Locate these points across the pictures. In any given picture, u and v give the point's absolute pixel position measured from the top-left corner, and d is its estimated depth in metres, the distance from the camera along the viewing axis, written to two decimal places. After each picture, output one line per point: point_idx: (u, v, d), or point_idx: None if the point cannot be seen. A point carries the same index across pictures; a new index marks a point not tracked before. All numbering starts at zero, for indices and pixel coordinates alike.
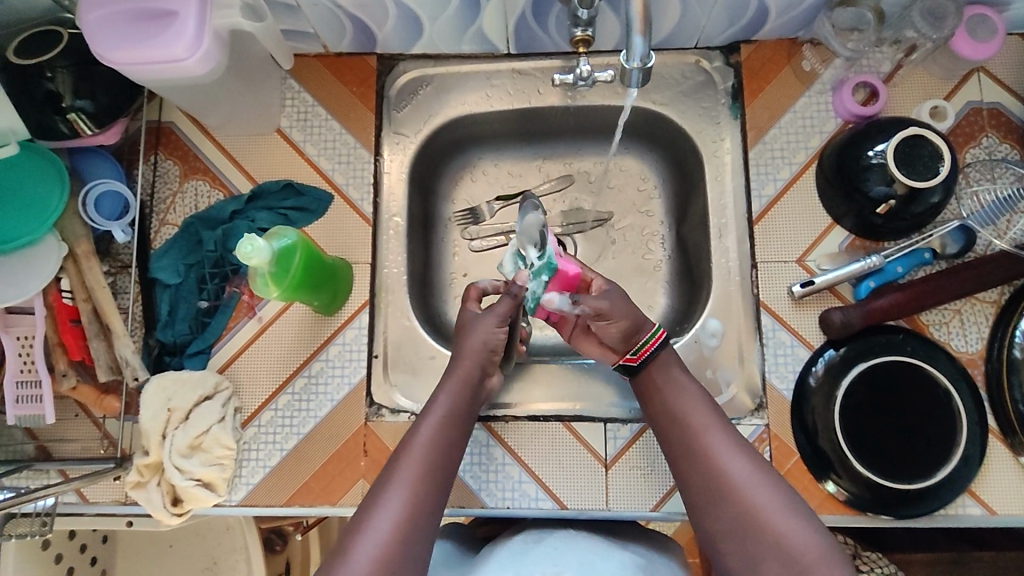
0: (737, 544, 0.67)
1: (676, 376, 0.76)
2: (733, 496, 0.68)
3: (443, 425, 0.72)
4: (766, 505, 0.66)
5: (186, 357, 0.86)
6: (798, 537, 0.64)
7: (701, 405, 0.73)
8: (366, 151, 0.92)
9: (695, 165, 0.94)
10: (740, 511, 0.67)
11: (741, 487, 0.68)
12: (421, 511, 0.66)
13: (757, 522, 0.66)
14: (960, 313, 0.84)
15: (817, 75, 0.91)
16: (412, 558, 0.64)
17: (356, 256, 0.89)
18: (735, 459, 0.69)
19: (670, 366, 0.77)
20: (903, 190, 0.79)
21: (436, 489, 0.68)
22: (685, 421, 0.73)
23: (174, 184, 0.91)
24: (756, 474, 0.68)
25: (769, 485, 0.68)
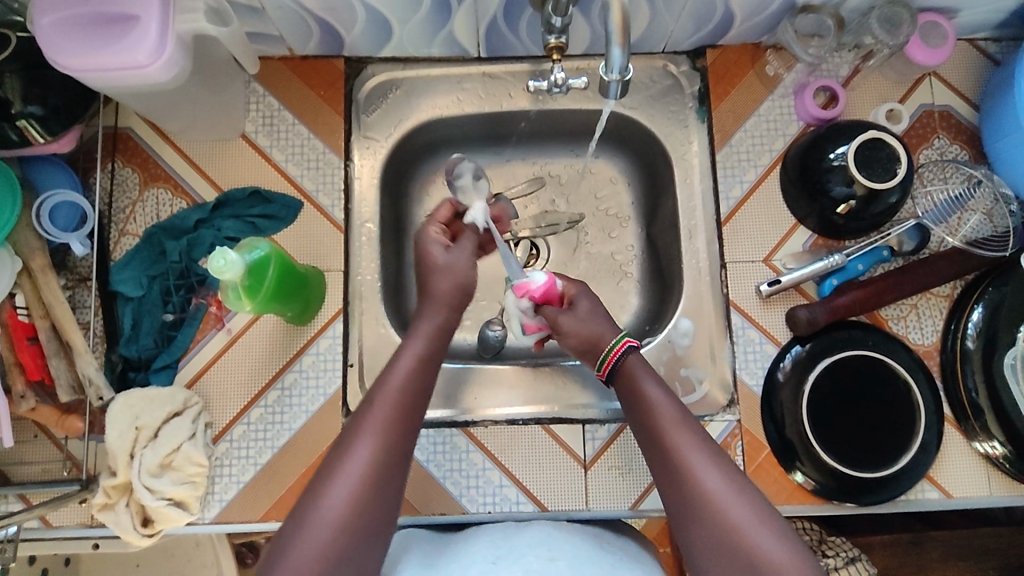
0: (714, 562, 0.62)
1: (651, 390, 0.71)
2: (712, 511, 0.63)
3: (397, 401, 0.67)
4: (742, 520, 0.62)
5: (152, 372, 0.83)
6: (773, 551, 0.61)
7: (679, 418, 0.68)
8: (336, 156, 0.91)
9: (664, 167, 0.96)
10: (718, 529, 0.62)
11: (716, 499, 0.63)
12: (372, 498, 0.62)
13: (733, 537, 0.62)
14: (917, 307, 0.88)
15: (780, 79, 0.94)
16: (361, 544, 0.61)
17: (328, 263, 0.88)
18: (710, 471, 0.65)
19: (644, 375, 0.73)
20: (863, 190, 0.82)
21: (387, 494, 0.63)
22: (660, 433, 0.68)
23: (133, 193, 0.88)
24: (730, 485, 0.64)
25: (746, 498, 0.64)
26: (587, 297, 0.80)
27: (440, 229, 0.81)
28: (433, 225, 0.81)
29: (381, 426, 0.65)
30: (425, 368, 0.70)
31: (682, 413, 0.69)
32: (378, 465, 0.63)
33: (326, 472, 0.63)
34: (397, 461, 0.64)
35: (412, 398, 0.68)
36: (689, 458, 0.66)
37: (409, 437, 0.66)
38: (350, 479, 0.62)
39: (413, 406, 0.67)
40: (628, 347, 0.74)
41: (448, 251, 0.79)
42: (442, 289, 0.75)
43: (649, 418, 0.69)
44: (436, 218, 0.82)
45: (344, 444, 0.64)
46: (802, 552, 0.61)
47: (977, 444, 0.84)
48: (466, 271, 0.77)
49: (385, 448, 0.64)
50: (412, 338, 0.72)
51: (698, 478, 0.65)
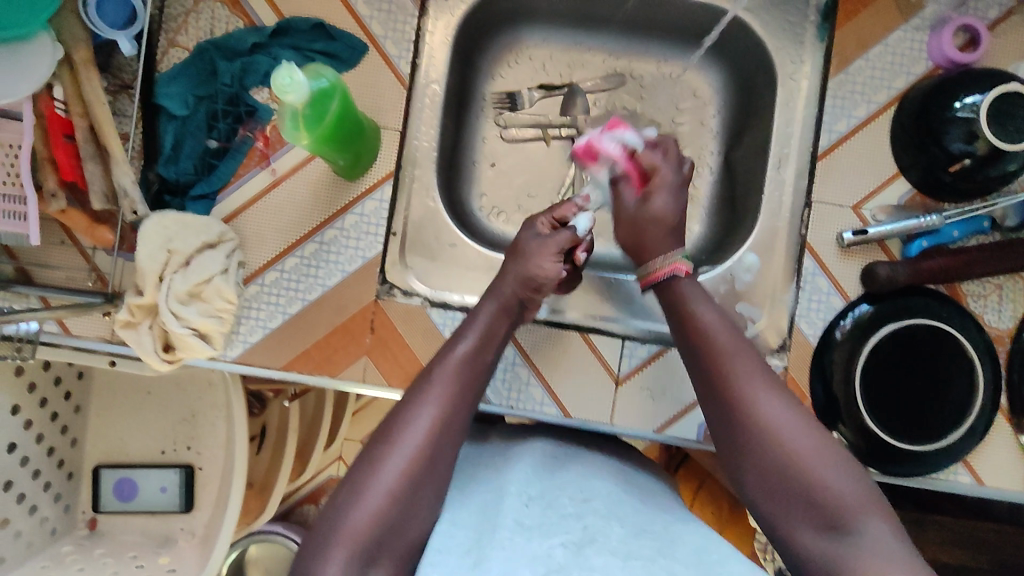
0: (773, 496, 0.57)
1: (703, 311, 0.67)
2: (772, 439, 0.58)
3: (455, 375, 0.65)
4: (803, 451, 0.57)
5: (188, 200, 0.78)
6: (835, 482, 0.56)
7: (736, 341, 0.64)
8: (412, 3, 0.82)
9: (765, 86, 0.86)
10: (779, 459, 0.57)
11: (769, 422, 0.59)
12: (424, 468, 0.59)
13: (793, 467, 0.57)
14: (1001, 289, 0.81)
15: (919, 8, 0.82)
16: (409, 508, 0.58)
17: (385, 120, 0.81)
18: (767, 398, 0.60)
19: (694, 295, 0.69)
20: (985, 149, 0.73)
21: (439, 466, 0.60)
22: (713, 359, 0.64)
23: (188, 2, 0.80)
24: (789, 411, 0.60)
25: (810, 429, 0.59)
26: (668, 195, 0.77)
27: (548, 224, 0.78)
28: (544, 219, 0.78)
29: (437, 392, 0.63)
30: (483, 346, 0.69)
31: (738, 337, 0.65)
32: (432, 431, 0.61)
33: (383, 437, 0.61)
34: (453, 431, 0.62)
35: (468, 375, 0.66)
36: (746, 386, 0.61)
37: (466, 408, 0.64)
38: (406, 446, 0.59)
39: (469, 386, 0.65)
40: (673, 273, 0.71)
41: (542, 239, 0.76)
42: (508, 279, 0.73)
43: (702, 343, 0.65)
44: (551, 213, 0.79)
45: (401, 408, 0.62)
46: (863, 484, 0.56)
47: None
48: (543, 270, 0.73)
49: (446, 411, 0.62)
50: (471, 322, 0.71)
51: (755, 406, 0.60)
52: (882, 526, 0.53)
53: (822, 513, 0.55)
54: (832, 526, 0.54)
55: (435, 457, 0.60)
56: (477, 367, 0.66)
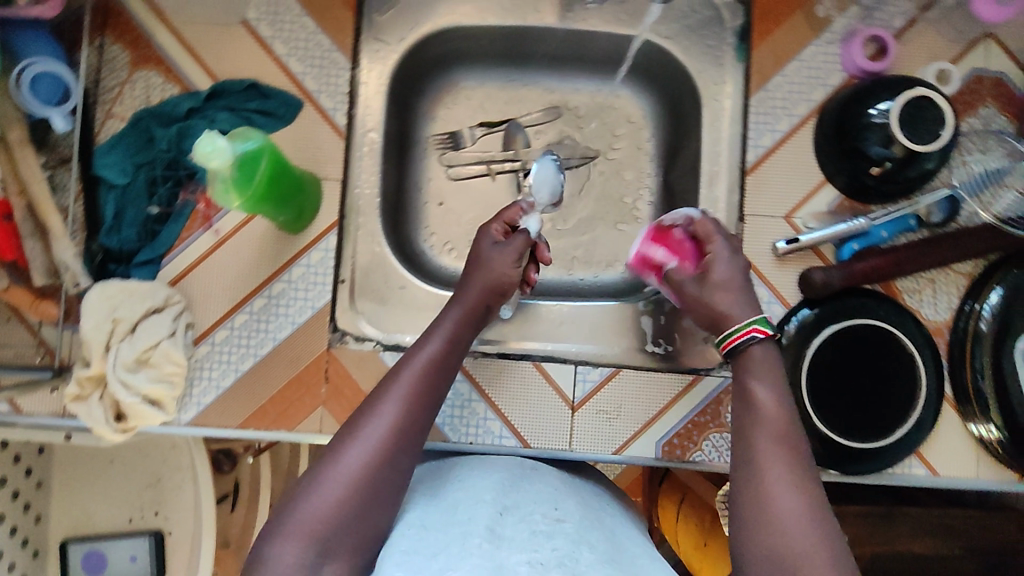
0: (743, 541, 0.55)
1: (758, 392, 0.61)
2: (776, 533, 0.53)
3: (422, 374, 0.66)
4: (805, 554, 0.52)
5: (133, 267, 0.79)
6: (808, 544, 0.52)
7: (779, 427, 0.58)
8: (343, 56, 0.84)
9: (692, 107, 0.90)
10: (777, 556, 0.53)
11: (779, 514, 0.54)
12: (385, 463, 0.61)
13: (773, 522, 0.54)
14: (934, 282, 0.84)
15: (830, 23, 0.85)
16: (366, 505, 0.59)
17: (326, 172, 0.83)
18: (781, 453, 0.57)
19: (757, 372, 0.62)
20: (902, 152, 0.77)
21: (400, 463, 0.62)
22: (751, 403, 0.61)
23: (122, 73, 0.82)
24: (806, 510, 0.54)
25: (822, 535, 0.53)
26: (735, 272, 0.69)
27: (502, 229, 0.79)
28: (498, 224, 0.79)
29: (400, 393, 0.64)
30: (452, 350, 0.70)
31: (786, 424, 0.59)
32: (396, 427, 0.62)
33: (345, 433, 0.62)
34: (415, 429, 0.64)
35: (435, 376, 0.67)
36: (762, 438, 0.58)
37: (429, 408, 0.66)
38: (368, 441, 0.61)
39: (435, 391, 0.66)
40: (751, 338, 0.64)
41: (499, 246, 0.77)
42: (473, 284, 0.75)
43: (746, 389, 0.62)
44: (501, 216, 0.79)
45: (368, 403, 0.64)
46: None
47: (972, 426, 0.83)
48: (508, 276, 0.76)
49: (407, 408, 0.63)
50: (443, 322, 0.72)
51: (772, 496, 0.55)
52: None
53: None
54: None
55: (393, 456, 0.61)
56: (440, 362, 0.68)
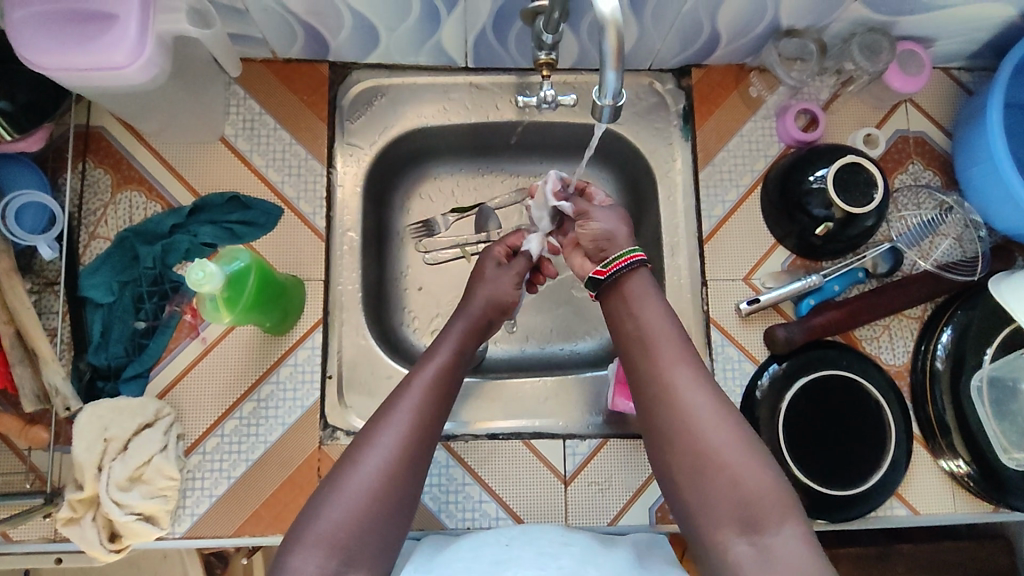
0: (690, 485, 0.65)
1: (647, 308, 0.74)
2: (692, 433, 0.66)
3: (430, 386, 0.74)
4: (722, 449, 0.65)
5: (121, 382, 0.80)
6: (751, 476, 0.63)
7: (671, 342, 0.71)
8: (318, 163, 0.89)
9: (648, 183, 0.96)
10: (698, 458, 0.65)
11: (692, 421, 0.67)
12: (403, 468, 0.67)
13: (714, 467, 0.64)
14: (889, 328, 0.90)
15: (763, 101, 0.94)
16: (389, 506, 0.66)
17: (308, 272, 0.86)
18: (695, 398, 0.68)
19: (641, 295, 0.75)
20: (841, 214, 0.83)
21: (416, 467, 0.69)
22: (652, 355, 0.71)
23: (105, 196, 0.85)
24: (715, 410, 0.67)
25: (731, 426, 0.66)
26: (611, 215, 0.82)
27: (504, 251, 0.90)
28: (501, 247, 0.90)
29: (411, 405, 0.71)
30: (456, 363, 0.78)
31: (678, 338, 0.72)
32: (409, 434, 0.69)
33: (358, 444, 0.69)
34: (423, 438, 0.70)
35: (441, 387, 0.75)
36: (675, 378, 0.69)
37: (438, 416, 0.73)
38: (385, 448, 0.68)
39: (441, 400, 0.74)
40: (640, 259, 0.77)
41: (501, 268, 0.88)
42: (476, 304, 0.84)
43: (641, 340, 0.73)
44: (505, 241, 0.90)
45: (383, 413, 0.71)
46: (776, 476, 0.64)
47: (943, 462, 0.87)
48: (506, 295, 0.86)
49: (416, 418, 0.71)
50: (444, 339, 0.80)
51: (685, 403, 0.68)
52: (790, 522, 0.61)
53: (742, 509, 0.62)
54: (747, 521, 0.62)
55: (407, 463, 0.68)
56: (444, 376, 0.75)
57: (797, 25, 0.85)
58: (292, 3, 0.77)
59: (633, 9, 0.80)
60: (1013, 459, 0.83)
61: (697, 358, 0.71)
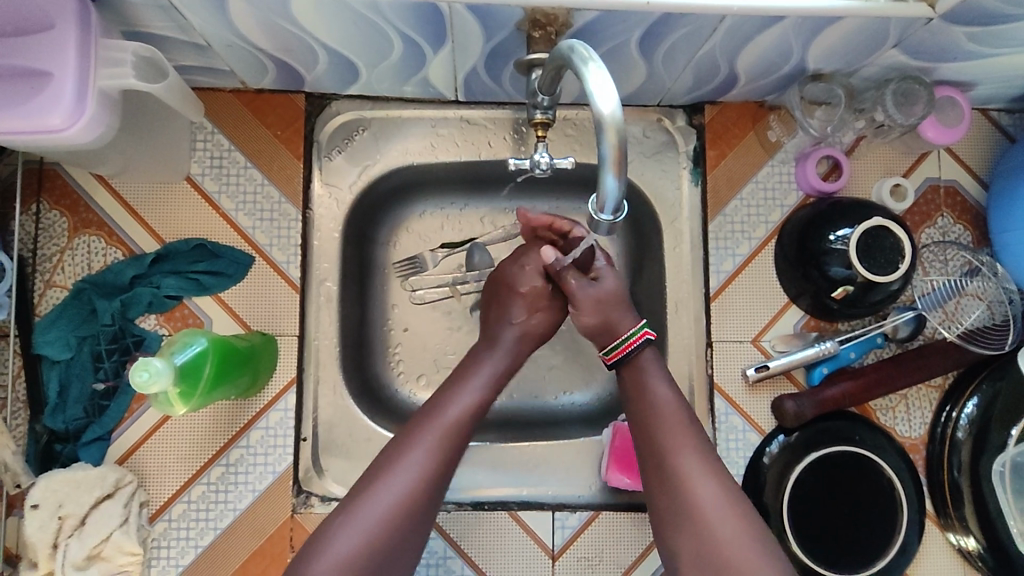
0: (691, 570, 0.62)
1: (656, 387, 0.70)
2: (698, 521, 0.62)
3: (454, 422, 0.68)
4: (728, 537, 0.61)
5: (81, 447, 0.75)
6: (756, 572, 0.59)
7: (681, 420, 0.68)
8: (293, 206, 0.82)
9: (652, 229, 0.89)
10: (702, 544, 0.62)
11: (698, 507, 0.63)
12: (411, 515, 0.63)
13: (717, 556, 0.61)
14: (907, 398, 0.84)
15: (782, 144, 0.86)
16: (390, 555, 0.62)
17: (281, 327, 0.80)
18: (702, 479, 0.64)
19: (652, 372, 0.71)
20: (862, 279, 0.76)
21: (424, 516, 0.64)
22: (660, 433, 0.67)
23: (61, 240, 0.78)
24: (721, 497, 0.63)
25: (735, 514, 0.63)
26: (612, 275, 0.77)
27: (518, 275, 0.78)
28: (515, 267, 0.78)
29: (431, 444, 0.66)
30: (487, 397, 0.72)
31: (686, 415, 0.69)
32: (424, 479, 0.64)
33: (371, 476, 0.64)
34: (435, 489, 0.65)
35: (468, 423, 0.69)
36: (680, 460, 0.65)
37: (456, 459, 0.68)
38: (396, 491, 0.63)
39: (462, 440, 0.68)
40: (643, 341, 0.72)
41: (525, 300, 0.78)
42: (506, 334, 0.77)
43: (647, 416, 0.69)
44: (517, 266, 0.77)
45: (399, 449, 0.66)
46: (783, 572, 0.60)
47: (951, 535, 0.82)
48: (540, 327, 0.78)
49: (441, 453, 0.66)
50: (476, 370, 0.74)
51: (689, 485, 0.64)
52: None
53: None
54: None
55: (417, 509, 0.63)
56: (478, 411, 0.70)
57: (824, 69, 0.77)
58: (260, 41, 0.69)
59: (642, 52, 0.72)
60: None
61: (705, 436, 0.68)
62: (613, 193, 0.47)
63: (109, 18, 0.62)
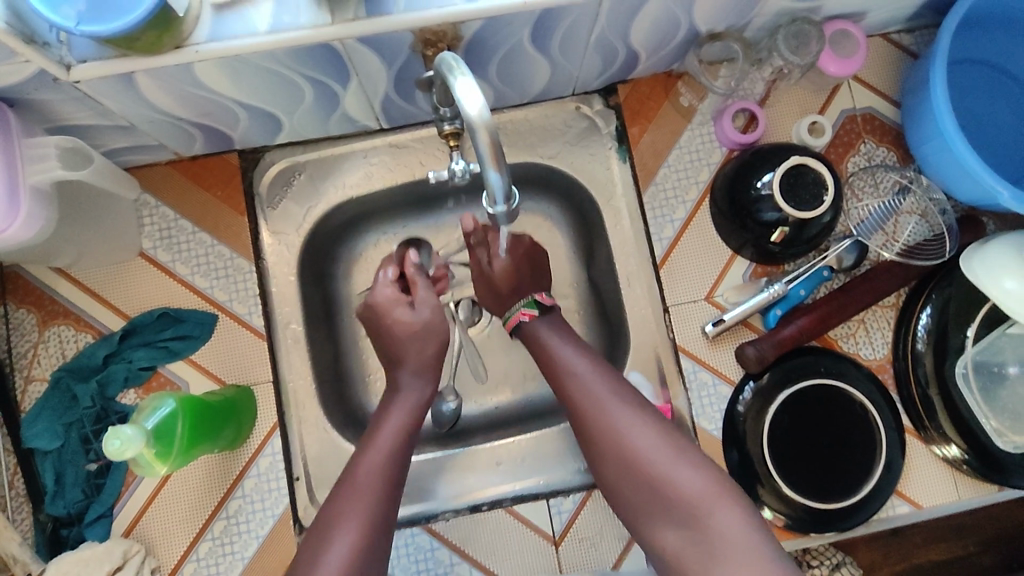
0: (630, 495, 0.66)
1: (553, 345, 0.75)
2: (616, 447, 0.67)
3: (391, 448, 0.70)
4: (647, 452, 0.66)
5: (86, 527, 0.78)
6: (681, 478, 0.64)
7: (581, 365, 0.72)
8: (244, 259, 0.85)
9: (593, 212, 0.92)
10: (626, 465, 0.66)
11: (614, 435, 0.67)
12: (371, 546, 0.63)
13: (641, 472, 0.65)
14: (865, 322, 0.86)
15: (697, 108, 0.89)
16: None
17: (254, 376, 0.83)
18: (610, 409, 0.69)
19: (547, 331, 0.76)
20: (793, 218, 0.78)
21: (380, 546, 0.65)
22: (565, 385, 0.72)
23: (33, 335, 0.82)
24: (630, 420, 0.68)
25: (647, 431, 0.67)
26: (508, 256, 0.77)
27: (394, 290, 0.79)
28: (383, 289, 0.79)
29: (370, 477, 0.67)
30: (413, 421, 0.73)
31: (586, 361, 0.73)
32: (369, 513, 0.65)
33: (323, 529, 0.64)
34: (384, 517, 0.66)
35: (401, 445, 0.71)
36: (587, 399, 0.70)
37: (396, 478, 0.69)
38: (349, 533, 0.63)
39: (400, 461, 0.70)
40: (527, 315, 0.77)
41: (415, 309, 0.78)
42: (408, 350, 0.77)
43: (555, 377, 0.73)
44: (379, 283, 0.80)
45: (339, 492, 0.67)
46: (707, 470, 0.64)
47: (936, 447, 0.83)
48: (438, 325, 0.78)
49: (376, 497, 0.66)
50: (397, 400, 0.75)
51: (600, 416, 0.69)
52: (729, 510, 0.61)
53: (676, 511, 0.63)
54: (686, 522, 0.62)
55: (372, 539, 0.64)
56: (402, 434, 0.72)
57: (716, 28, 0.80)
58: (177, 111, 0.72)
59: (538, 47, 0.75)
60: (1010, 442, 0.79)
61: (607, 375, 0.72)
62: (500, 183, 0.52)
63: (29, 117, 0.67)
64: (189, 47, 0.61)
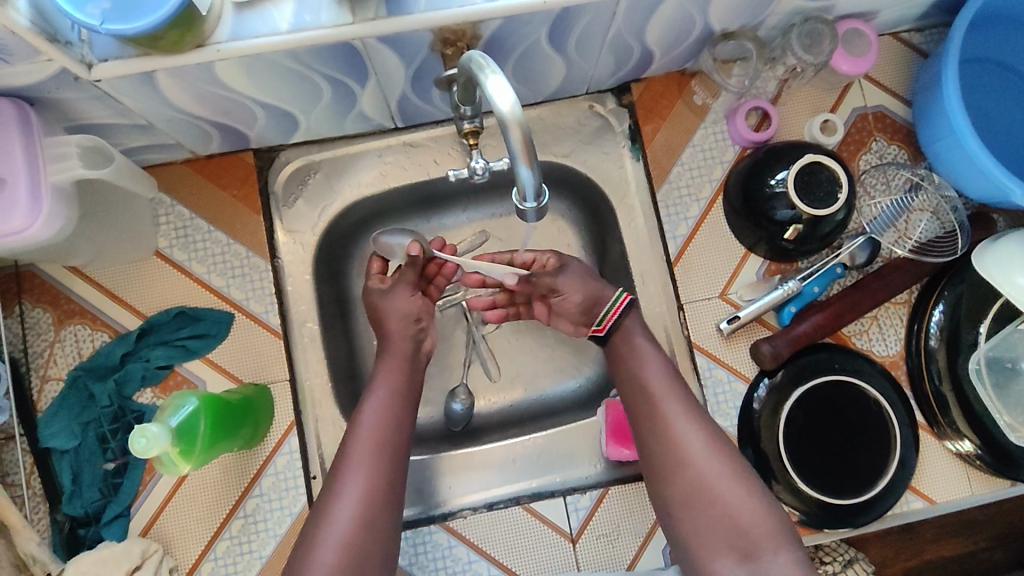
0: (686, 513, 0.69)
1: (639, 352, 0.78)
2: (686, 464, 0.70)
3: (381, 425, 0.74)
4: (716, 477, 0.69)
5: (103, 527, 0.78)
6: (743, 508, 0.67)
7: (666, 378, 0.75)
8: (260, 258, 0.85)
9: (606, 210, 0.92)
10: (691, 485, 0.69)
11: (686, 453, 0.71)
12: (371, 523, 0.68)
13: (707, 494, 0.69)
14: (877, 319, 0.87)
15: (710, 106, 0.90)
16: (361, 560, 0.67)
17: (270, 375, 0.83)
18: (687, 427, 0.72)
19: (637, 336, 0.79)
20: (808, 216, 0.79)
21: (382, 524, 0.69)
22: (645, 394, 0.75)
23: (49, 334, 0.82)
24: (705, 443, 0.71)
25: (718, 457, 0.70)
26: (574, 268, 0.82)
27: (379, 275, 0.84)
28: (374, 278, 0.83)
29: (367, 459, 0.71)
30: (396, 400, 0.76)
31: (671, 374, 0.76)
32: (366, 493, 0.69)
33: (318, 516, 0.69)
34: (384, 497, 0.70)
35: (395, 427, 0.74)
36: (667, 411, 0.73)
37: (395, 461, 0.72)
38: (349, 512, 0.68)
39: (394, 440, 0.74)
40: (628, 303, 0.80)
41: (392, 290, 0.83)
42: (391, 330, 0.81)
43: (633, 384, 0.76)
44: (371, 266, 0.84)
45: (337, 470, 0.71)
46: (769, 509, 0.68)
47: (949, 443, 0.84)
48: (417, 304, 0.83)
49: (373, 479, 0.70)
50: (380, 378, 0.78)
51: (676, 430, 0.72)
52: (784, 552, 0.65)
53: (733, 538, 0.67)
54: (742, 551, 0.66)
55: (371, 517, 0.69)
56: (392, 408, 0.75)
57: (730, 27, 0.80)
58: (196, 110, 0.73)
59: (554, 47, 0.76)
60: None
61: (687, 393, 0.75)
62: (529, 181, 0.53)
63: (50, 116, 0.67)
64: (211, 45, 0.61)
